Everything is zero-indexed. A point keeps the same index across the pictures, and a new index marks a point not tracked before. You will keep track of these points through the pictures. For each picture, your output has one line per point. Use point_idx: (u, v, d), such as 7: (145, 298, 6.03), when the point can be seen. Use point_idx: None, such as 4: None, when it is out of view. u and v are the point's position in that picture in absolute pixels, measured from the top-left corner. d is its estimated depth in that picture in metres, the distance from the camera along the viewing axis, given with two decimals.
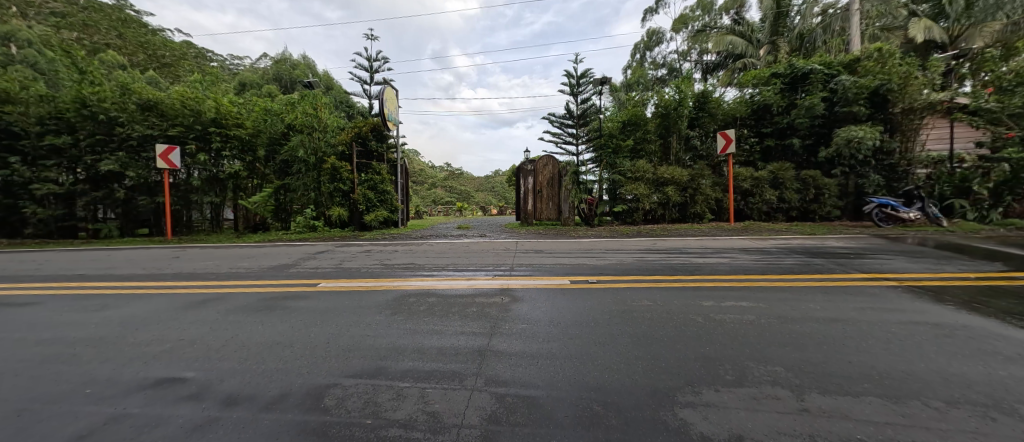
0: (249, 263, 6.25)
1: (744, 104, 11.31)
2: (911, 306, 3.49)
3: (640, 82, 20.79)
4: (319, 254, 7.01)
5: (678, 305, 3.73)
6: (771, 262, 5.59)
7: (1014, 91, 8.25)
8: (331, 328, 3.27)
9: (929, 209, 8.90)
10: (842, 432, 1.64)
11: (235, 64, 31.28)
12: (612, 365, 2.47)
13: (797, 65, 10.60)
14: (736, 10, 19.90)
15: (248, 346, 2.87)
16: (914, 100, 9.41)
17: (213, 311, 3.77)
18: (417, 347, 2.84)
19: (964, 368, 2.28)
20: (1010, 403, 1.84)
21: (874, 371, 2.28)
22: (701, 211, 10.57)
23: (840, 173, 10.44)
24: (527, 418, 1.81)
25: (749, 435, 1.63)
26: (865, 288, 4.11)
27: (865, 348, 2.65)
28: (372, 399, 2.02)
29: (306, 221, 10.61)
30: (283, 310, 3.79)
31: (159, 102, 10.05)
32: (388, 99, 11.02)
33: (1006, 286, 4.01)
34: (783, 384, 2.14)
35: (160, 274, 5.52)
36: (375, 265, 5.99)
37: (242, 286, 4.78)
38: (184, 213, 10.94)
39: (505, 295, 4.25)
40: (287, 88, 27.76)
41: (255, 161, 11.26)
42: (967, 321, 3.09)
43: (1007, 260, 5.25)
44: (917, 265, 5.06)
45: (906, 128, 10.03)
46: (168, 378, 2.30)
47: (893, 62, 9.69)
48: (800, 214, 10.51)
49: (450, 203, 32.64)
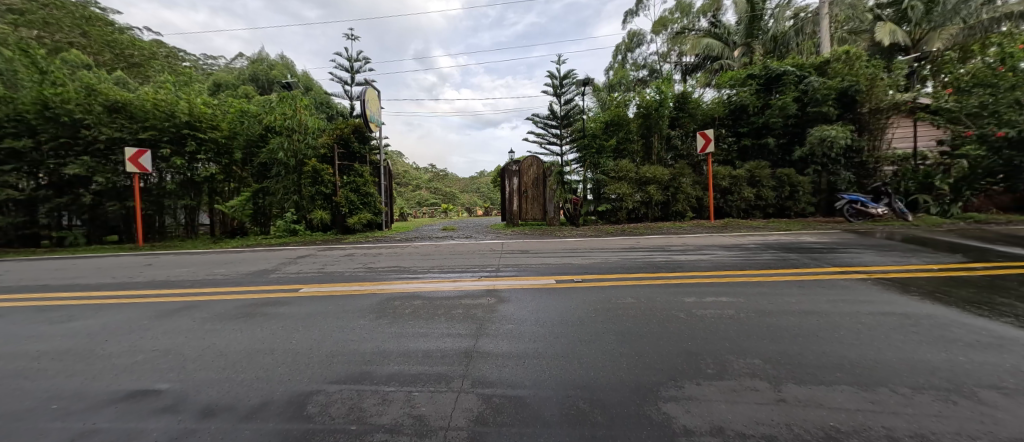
0: (226, 269, 6.06)
1: (721, 104, 11.55)
2: (879, 297, 3.65)
3: (622, 83, 20.96)
4: (301, 259, 6.83)
5: (662, 302, 3.81)
6: (750, 257, 5.76)
7: (971, 92, 8.55)
8: (313, 334, 3.21)
9: (895, 205, 9.30)
10: (817, 420, 1.70)
11: (208, 63, 30.23)
12: (597, 363, 2.50)
13: (772, 66, 10.95)
14: (713, 13, 20.07)
15: (226, 355, 2.78)
16: (880, 100, 9.95)
17: (188, 320, 3.64)
18: (403, 350, 2.82)
19: (929, 355, 2.41)
20: (970, 388, 1.96)
21: (845, 361, 2.38)
22: (683, 209, 10.76)
23: (813, 172, 10.75)
24: (513, 418, 1.82)
25: (730, 426, 1.68)
26: (836, 281, 4.29)
27: (838, 339, 2.76)
28: (356, 405, 1.99)
29: (286, 225, 10.37)
30: (263, 317, 3.69)
31: (128, 103, 9.59)
32: (371, 100, 11.00)
33: (965, 276, 4.25)
34: (761, 376, 2.20)
35: (129, 282, 5.28)
36: (359, 268, 5.91)
37: (219, 293, 4.62)
38: (156, 219, 10.47)
39: (492, 296, 4.24)
40: (264, 89, 26.97)
41: (231, 164, 10.92)
42: (930, 310, 3.27)
43: (966, 251, 5.55)
44: (885, 258, 5.30)
45: (873, 127, 10.43)
46: (141, 391, 2.21)
47: (860, 65, 10.14)
48: (776, 211, 10.84)
49: (435, 205, 32.19)
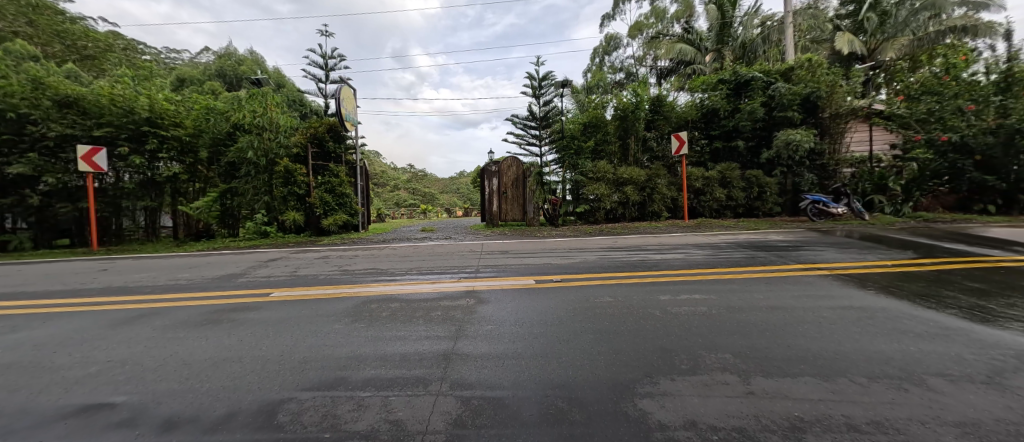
0: (190, 274, 5.75)
1: (694, 107, 11.91)
2: (840, 292, 3.85)
3: (599, 85, 21.33)
4: (272, 262, 6.58)
5: (638, 300, 3.89)
6: (722, 256, 5.97)
7: (919, 99, 9.40)
8: (284, 340, 3.09)
9: (853, 204, 9.82)
10: (783, 411, 1.78)
11: (171, 57, 28.61)
12: (575, 362, 2.52)
13: (740, 72, 11.40)
14: (686, 19, 20.70)
15: (190, 364, 2.64)
16: (839, 106, 10.53)
17: (148, 328, 3.44)
18: (380, 354, 2.76)
19: (883, 346, 2.57)
20: (920, 375, 2.10)
21: (809, 353, 2.50)
22: (659, 209, 11.04)
23: (779, 173, 11.24)
24: (492, 419, 1.81)
25: (702, 419, 1.73)
26: (801, 277, 4.51)
27: (802, 332, 2.89)
28: (330, 412, 1.93)
29: (256, 227, 9.98)
30: (230, 323, 3.52)
31: (80, 98, 9.00)
32: (347, 99, 10.76)
33: (915, 271, 4.56)
34: (732, 370, 2.28)
35: (81, 289, 4.92)
36: (333, 271, 5.75)
37: (183, 299, 4.39)
38: (112, 221, 9.84)
39: (471, 297, 4.21)
40: (232, 85, 25.84)
41: (197, 163, 10.40)
42: (884, 303, 3.48)
43: (916, 248, 5.95)
44: (845, 255, 5.62)
45: (833, 131, 10.96)
46: (93, 405, 2.06)
47: (821, 72, 10.71)
48: (746, 211, 11.29)
49: (414, 205, 31.76)
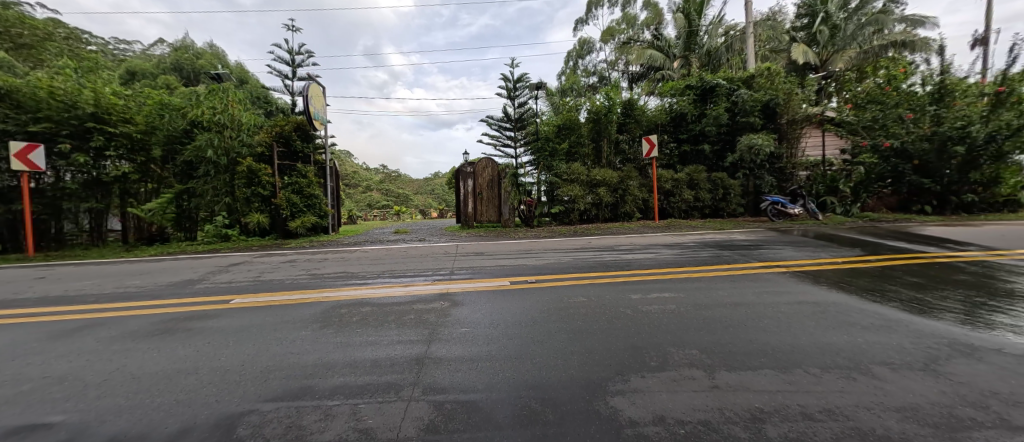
0: (140, 281, 5.36)
1: (664, 112, 12.31)
2: (797, 288, 4.09)
3: (573, 88, 21.67)
4: (233, 267, 6.25)
5: (611, 299, 3.97)
6: (690, 255, 6.19)
7: (865, 107, 10.19)
8: (246, 349, 2.94)
9: (808, 205, 10.52)
10: (745, 403, 1.86)
11: (121, 49, 26.62)
12: (549, 362, 2.53)
13: (706, 78, 11.87)
14: (655, 26, 21.39)
15: (140, 378, 2.46)
16: (795, 113, 11.21)
17: (92, 340, 3.18)
18: (349, 360, 2.67)
19: (835, 338, 2.74)
20: (866, 365, 2.25)
21: (769, 346, 2.63)
22: (631, 210, 11.34)
23: (742, 176, 11.79)
24: (465, 423, 1.79)
25: (670, 415, 1.78)
26: (762, 275, 4.75)
27: (763, 327, 3.04)
28: (295, 423, 1.85)
29: (216, 230, 9.54)
30: (186, 333, 3.31)
31: (15, 90, 8.33)
32: (315, 96, 10.40)
33: (862, 267, 4.91)
34: (698, 365, 2.37)
35: (12, 300, 4.48)
36: (301, 275, 5.54)
37: (133, 308, 4.08)
38: (51, 224, 9.08)
39: (445, 300, 4.16)
40: (190, 80, 24.40)
41: (149, 162, 9.72)
42: (836, 298, 3.73)
43: (864, 246, 6.41)
44: (801, 253, 5.97)
45: (790, 136, 11.65)
46: (25, 426, 1.88)
47: (779, 81, 11.40)
48: (712, 212, 11.78)
49: (387, 206, 31.10)
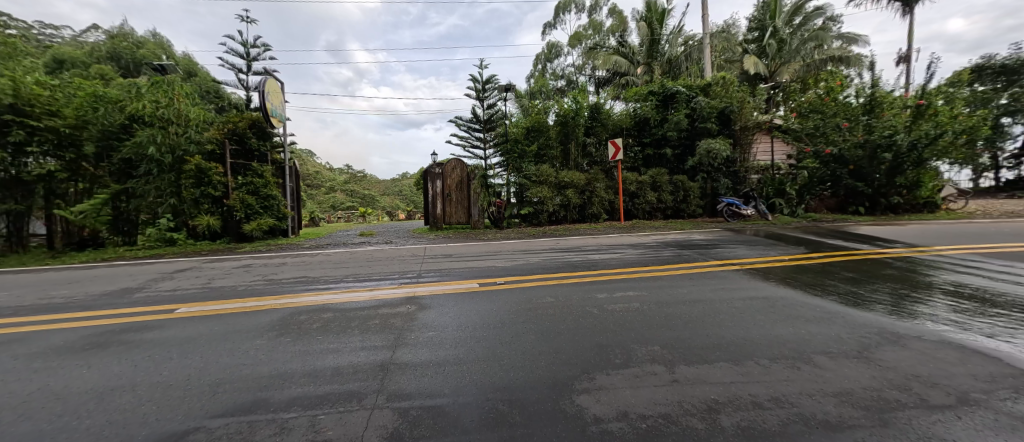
0: (65, 291, 4.83)
1: (628, 116, 12.72)
2: (749, 285, 4.36)
3: (542, 91, 21.97)
4: (178, 274, 5.79)
5: (578, 299, 4.04)
6: (654, 255, 6.44)
7: (807, 116, 11.01)
8: (194, 362, 2.73)
9: (759, 207, 11.28)
10: (702, 395, 1.95)
11: (46, 34, 23.96)
12: (516, 363, 2.54)
13: (667, 85, 12.36)
14: (620, 33, 22.09)
15: (65, 398, 2.22)
16: (747, 120, 11.94)
17: (6, 359, 2.83)
18: (309, 369, 2.55)
19: (782, 330, 2.94)
20: (809, 354, 2.43)
21: (724, 340, 2.77)
22: (598, 211, 11.62)
23: (701, 179, 12.41)
24: (431, 429, 1.75)
25: (633, 410, 1.84)
26: (719, 272, 5.02)
27: (719, 322, 3.21)
28: (247, 438, 1.74)
29: (160, 234, 8.96)
30: (122, 347, 3.03)
31: None
32: (273, 92, 9.92)
33: (807, 264, 5.31)
34: (660, 361, 2.46)
35: None
36: (255, 281, 5.23)
37: (57, 321, 3.67)
38: None
39: (411, 303, 4.08)
40: (130, 71, 22.39)
41: (80, 160, 8.86)
42: (784, 293, 4.00)
43: (807, 244, 6.95)
44: (754, 251, 6.37)
45: (744, 142, 12.37)
46: None
47: (733, 89, 12.09)
48: (673, 213, 12.33)
49: (354, 208, 30.07)
